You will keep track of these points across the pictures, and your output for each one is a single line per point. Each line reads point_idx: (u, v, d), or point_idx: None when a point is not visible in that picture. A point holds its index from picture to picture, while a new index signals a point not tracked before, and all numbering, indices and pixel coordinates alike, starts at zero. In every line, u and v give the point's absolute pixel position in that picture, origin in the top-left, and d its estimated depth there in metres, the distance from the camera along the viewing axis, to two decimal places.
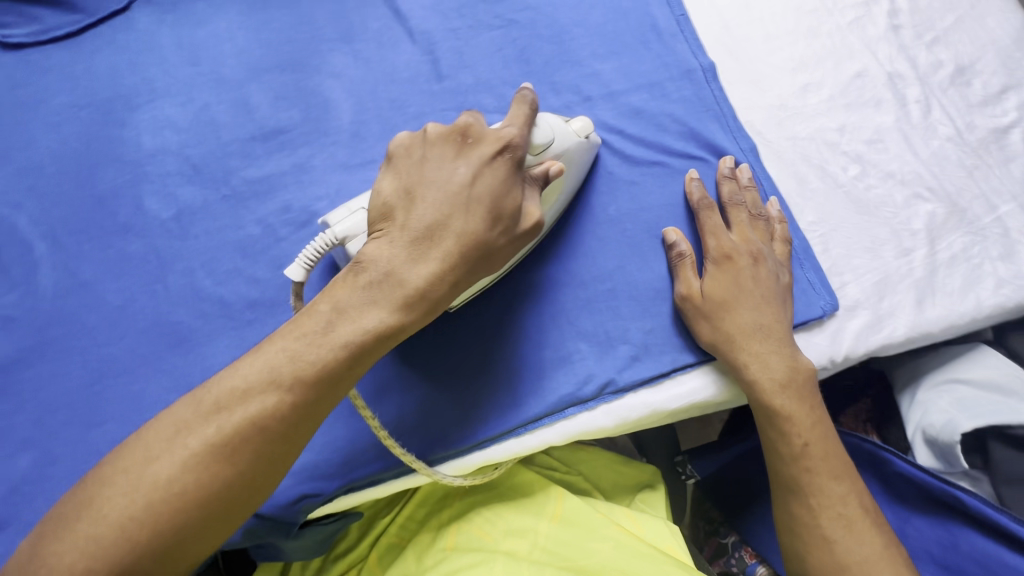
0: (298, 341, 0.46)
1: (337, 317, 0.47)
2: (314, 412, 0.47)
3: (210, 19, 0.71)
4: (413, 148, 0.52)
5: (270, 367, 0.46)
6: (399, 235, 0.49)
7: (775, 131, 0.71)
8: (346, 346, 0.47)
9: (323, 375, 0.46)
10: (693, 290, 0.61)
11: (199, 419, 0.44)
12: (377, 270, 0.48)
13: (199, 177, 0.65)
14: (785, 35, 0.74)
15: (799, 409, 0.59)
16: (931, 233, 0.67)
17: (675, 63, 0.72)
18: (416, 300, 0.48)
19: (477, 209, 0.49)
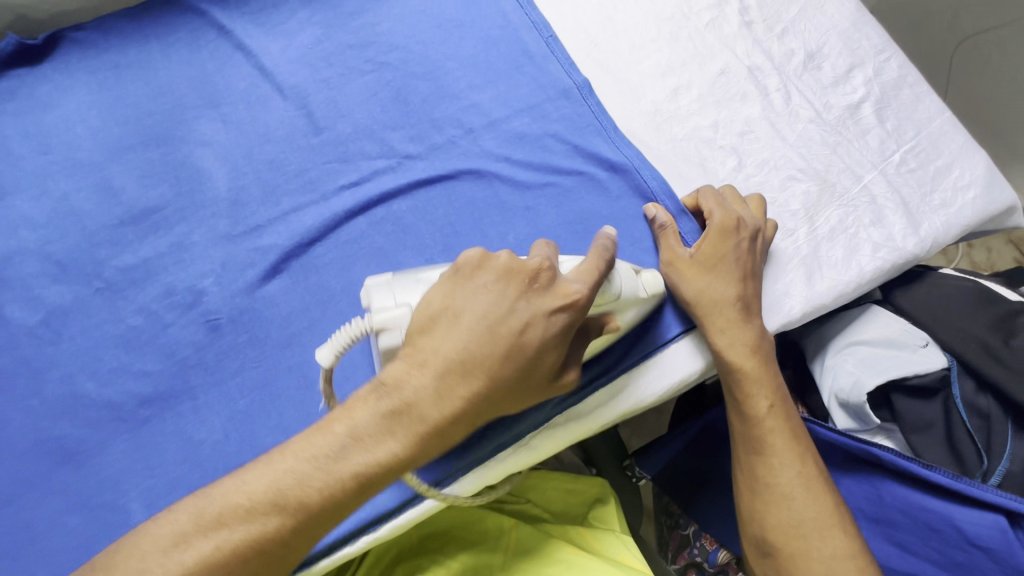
0: (308, 462, 0.44)
1: (353, 442, 0.45)
2: (312, 534, 0.45)
3: (58, 102, 0.66)
4: (477, 273, 0.48)
5: (274, 489, 0.44)
6: (431, 366, 0.46)
7: (655, 136, 0.73)
8: (355, 478, 0.45)
9: (328, 504, 0.44)
10: (681, 256, 0.64)
11: (197, 532, 0.43)
12: (399, 400, 0.45)
13: (66, 273, 0.60)
14: (650, 44, 0.77)
15: (763, 372, 0.61)
16: (808, 211, 0.71)
17: (551, 84, 0.73)
18: (430, 438, 0.46)
19: (516, 358, 0.46)
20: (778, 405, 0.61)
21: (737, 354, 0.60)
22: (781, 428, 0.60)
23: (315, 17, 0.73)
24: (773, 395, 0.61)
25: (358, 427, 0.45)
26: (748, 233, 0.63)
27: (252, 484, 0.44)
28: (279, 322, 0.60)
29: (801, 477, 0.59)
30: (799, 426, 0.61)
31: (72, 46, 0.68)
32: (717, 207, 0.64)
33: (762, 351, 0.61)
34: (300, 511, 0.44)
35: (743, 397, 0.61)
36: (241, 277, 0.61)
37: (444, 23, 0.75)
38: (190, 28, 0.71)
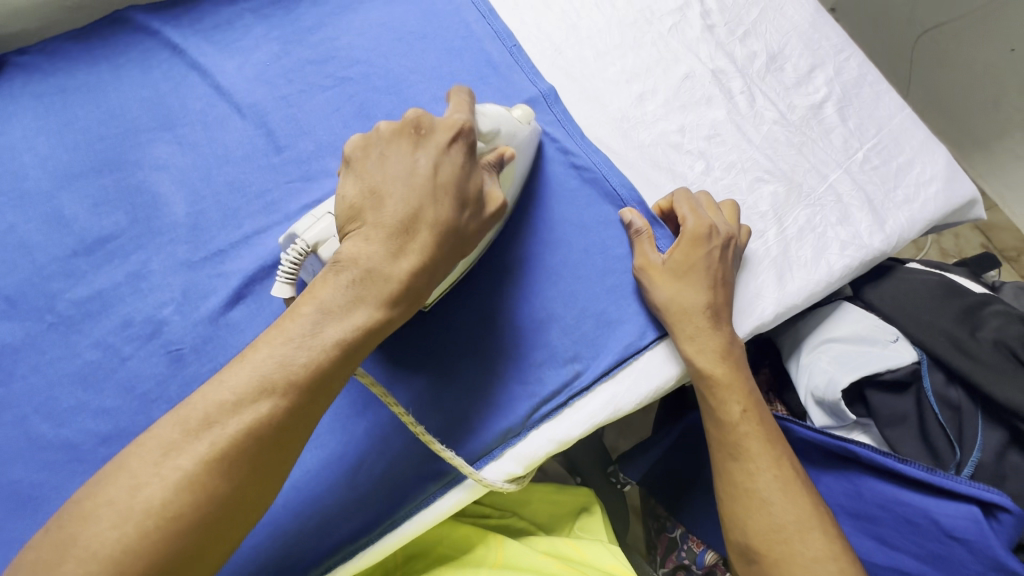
0: (285, 345, 0.43)
1: (325, 317, 0.44)
2: (307, 414, 0.43)
3: (2, 129, 0.63)
4: (367, 146, 0.49)
5: (259, 375, 0.42)
6: (374, 232, 0.46)
7: (623, 142, 0.73)
8: (338, 344, 0.44)
9: (316, 376, 0.43)
10: (654, 262, 0.64)
11: (188, 438, 0.40)
12: (357, 267, 0.45)
13: (17, 309, 0.57)
14: (614, 50, 0.77)
15: (734, 377, 0.61)
16: (777, 212, 0.72)
17: (516, 93, 0.73)
18: (404, 294, 0.46)
19: (442, 197, 0.47)
20: (751, 409, 0.61)
21: (708, 361, 0.61)
22: (755, 433, 0.60)
23: (272, 33, 0.71)
24: (745, 399, 0.61)
25: (327, 301, 0.44)
26: (721, 239, 0.63)
27: (235, 378, 0.41)
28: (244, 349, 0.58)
29: (780, 481, 0.59)
30: (774, 429, 0.62)
31: (15, 71, 0.65)
32: (689, 213, 0.64)
33: (730, 357, 0.62)
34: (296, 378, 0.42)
35: (719, 404, 0.61)
36: (203, 304, 0.59)
37: (406, 34, 0.74)
38: (140, 47, 0.68)
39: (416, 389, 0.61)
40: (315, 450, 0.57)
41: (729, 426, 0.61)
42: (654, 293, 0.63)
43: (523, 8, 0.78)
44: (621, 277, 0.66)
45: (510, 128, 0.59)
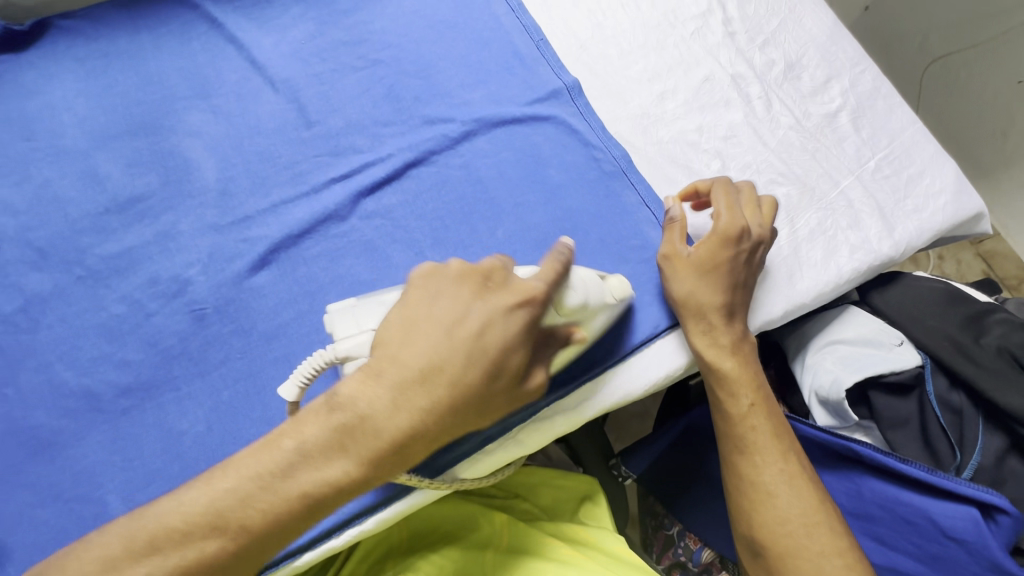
0: (250, 481, 0.41)
1: (301, 459, 0.41)
2: (256, 558, 0.42)
3: (43, 90, 0.65)
4: (429, 280, 0.46)
5: (215, 509, 0.41)
6: (388, 372, 0.42)
7: (642, 138, 0.75)
8: (304, 495, 0.41)
9: (274, 523, 0.41)
10: (679, 253, 0.65)
11: (129, 560, 0.40)
12: (350, 412, 0.42)
13: (47, 261, 0.58)
14: (637, 50, 0.80)
15: (741, 373, 0.62)
16: (788, 213, 0.74)
17: (541, 85, 0.75)
18: (391, 453, 0.42)
19: (479, 361, 0.43)
20: (761, 404, 0.62)
21: (716, 355, 0.62)
22: (765, 428, 0.61)
23: (308, 14, 0.73)
24: (754, 394, 0.62)
25: (306, 443, 0.41)
26: (750, 243, 0.64)
27: (189, 509, 0.41)
28: (265, 313, 0.59)
29: (785, 476, 0.60)
30: (783, 424, 0.63)
31: (58, 34, 0.67)
32: (725, 210, 0.64)
33: (737, 349, 0.63)
34: (259, 511, 0.41)
35: (727, 400, 0.62)
36: (228, 266, 0.60)
37: (438, 22, 0.76)
38: (180, 20, 0.70)
39: None
40: None
41: (735, 422, 0.62)
42: (671, 284, 0.64)
43: (551, 4, 0.80)
44: (634, 266, 0.68)
45: (598, 296, 0.58)
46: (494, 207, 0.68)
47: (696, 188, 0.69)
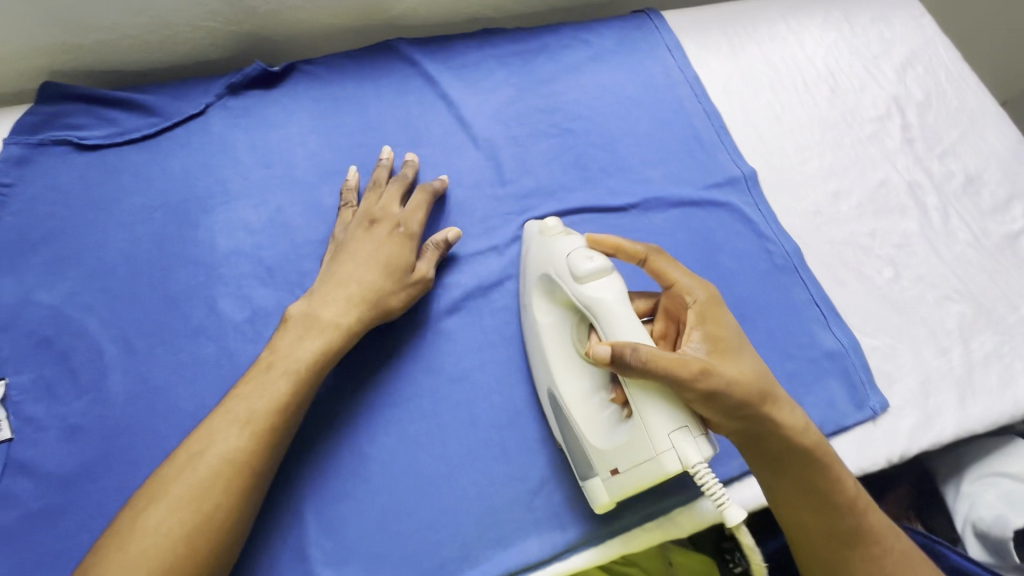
0: (250, 392, 0.55)
1: (277, 358, 0.57)
2: (264, 437, 0.53)
3: (282, 123, 0.73)
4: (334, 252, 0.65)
5: (238, 418, 0.53)
6: (329, 293, 0.61)
7: (814, 235, 0.76)
8: (291, 373, 0.56)
9: (278, 407, 0.54)
10: (684, 368, 0.48)
11: (174, 481, 0.50)
12: (301, 318, 0.59)
13: (273, 278, 0.65)
14: (813, 146, 0.81)
15: (843, 478, 0.55)
16: (963, 333, 0.72)
17: (719, 171, 0.77)
18: (337, 325, 0.59)
19: (338, 259, 0.64)
20: (823, 456, 0.54)
21: (825, 462, 0.54)
22: (825, 488, 0.54)
23: (511, 79, 0.80)
24: (812, 449, 0.53)
25: (279, 346, 0.58)
26: (693, 296, 0.54)
27: (260, 403, 0.54)
28: (453, 357, 0.64)
29: (881, 541, 0.55)
30: (846, 474, 0.55)
31: (301, 76, 0.76)
32: (679, 272, 0.56)
33: (779, 401, 0.52)
34: (281, 381, 0.55)
35: (790, 459, 0.53)
36: (425, 307, 0.66)
37: (625, 99, 0.81)
38: (402, 74, 0.78)
39: None
40: (500, 463, 0.60)
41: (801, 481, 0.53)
42: (698, 403, 0.49)
43: (731, 93, 0.84)
44: (800, 364, 0.68)
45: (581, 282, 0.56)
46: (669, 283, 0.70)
47: (619, 248, 0.58)
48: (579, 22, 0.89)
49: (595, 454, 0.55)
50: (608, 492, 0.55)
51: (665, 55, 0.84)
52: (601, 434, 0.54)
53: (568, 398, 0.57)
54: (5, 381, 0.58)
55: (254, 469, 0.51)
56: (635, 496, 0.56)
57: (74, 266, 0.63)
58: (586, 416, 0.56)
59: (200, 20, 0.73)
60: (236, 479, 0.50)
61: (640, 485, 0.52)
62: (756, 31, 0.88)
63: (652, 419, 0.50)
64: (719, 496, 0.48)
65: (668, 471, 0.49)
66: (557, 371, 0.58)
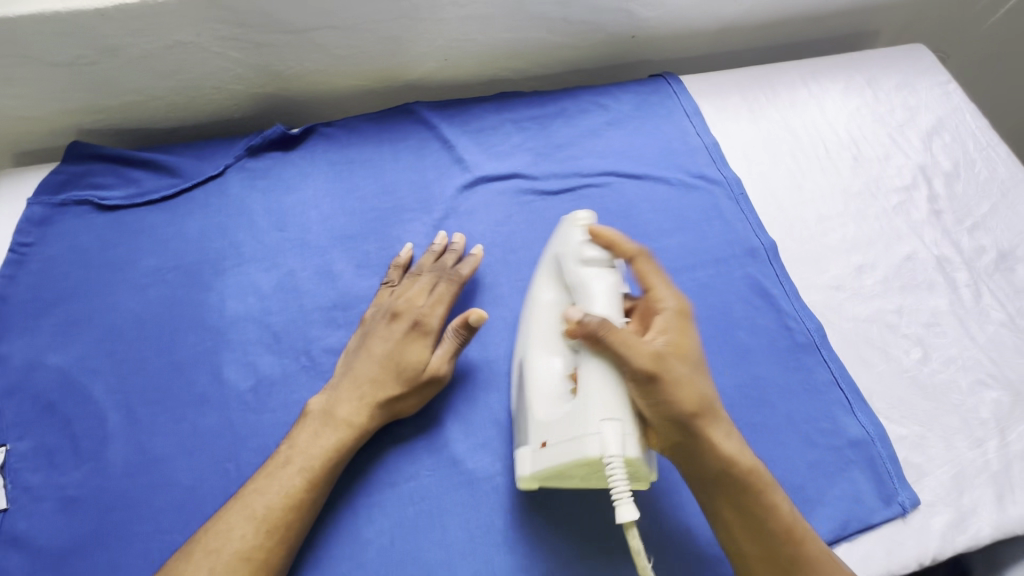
0: (268, 480, 0.54)
1: (291, 452, 0.56)
2: (286, 534, 0.52)
3: (299, 186, 0.74)
4: (354, 341, 0.63)
5: (255, 507, 0.52)
6: (337, 390, 0.59)
7: (837, 311, 0.73)
8: (308, 469, 0.55)
9: (298, 499, 0.53)
10: (637, 353, 0.50)
11: (194, 567, 0.49)
12: (317, 416, 0.58)
13: (280, 345, 0.65)
14: (836, 217, 0.79)
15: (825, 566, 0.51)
16: (999, 422, 0.67)
17: (739, 242, 0.76)
18: (348, 427, 0.57)
19: (352, 358, 0.61)
20: (760, 481, 0.52)
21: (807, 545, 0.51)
22: (772, 520, 0.51)
23: (526, 144, 0.80)
24: (739, 468, 0.52)
25: (294, 441, 0.56)
26: (670, 309, 0.55)
27: (274, 498, 0.53)
28: (456, 434, 0.62)
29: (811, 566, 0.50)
30: (780, 498, 0.52)
31: (320, 138, 0.78)
32: (658, 282, 0.56)
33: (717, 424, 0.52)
34: (300, 475, 0.54)
35: (721, 484, 0.52)
36: None
37: (642, 165, 0.80)
38: (419, 137, 0.79)
39: (608, 511, 0.59)
40: (503, 553, 0.56)
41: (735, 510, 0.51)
42: (650, 390, 0.50)
43: (751, 160, 0.82)
44: (823, 453, 0.64)
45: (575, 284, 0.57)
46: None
47: (614, 243, 0.57)
48: (598, 86, 0.89)
49: (535, 423, 0.55)
50: (533, 462, 0.54)
51: (684, 121, 0.84)
52: (548, 408, 0.54)
53: (539, 373, 0.57)
54: (6, 446, 0.57)
55: (273, 566, 0.51)
56: (559, 478, 0.54)
57: (86, 328, 0.64)
58: (540, 394, 0.55)
59: (224, 82, 0.75)
60: (257, 573, 0.50)
61: (561, 465, 0.51)
62: (776, 97, 0.87)
63: (595, 401, 0.49)
64: (619, 493, 0.47)
65: (588, 453, 0.49)
66: (536, 343, 0.59)
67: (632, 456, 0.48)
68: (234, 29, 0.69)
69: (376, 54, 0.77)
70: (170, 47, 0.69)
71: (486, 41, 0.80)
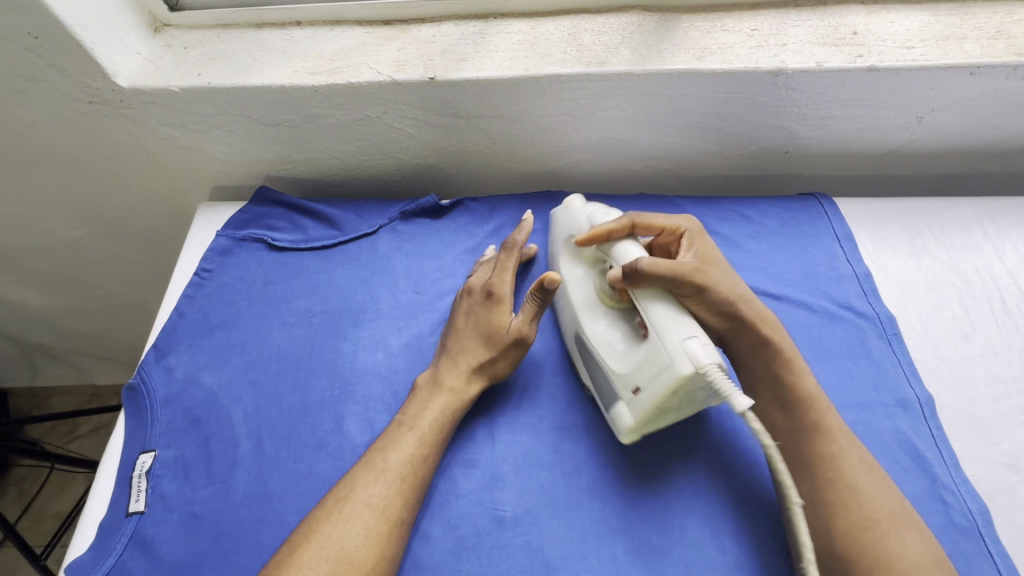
0: (385, 441, 0.61)
1: (404, 418, 0.63)
2: (405, 492, 0.57)
3: (440, 253, 0.79)
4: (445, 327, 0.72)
5: (379, 465, 0.58)
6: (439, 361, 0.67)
7: (1008, 495, 0.62)
8: (420, 428, 0.61)
9: (415, 458, 0.59)
10: (679, 272, 0.57)
11: (327, 515, 0.55)
12: (424, 382, 0.66)
13: (398, 406, 0.67)
14: (1011, 380, 0.69)
15: (861, 476, 0.55)
16: None
17: (888, 388, 0.68)
18: (450, 392, 0.64)
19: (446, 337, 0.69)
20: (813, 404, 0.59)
21: (846, 462, 0.56)
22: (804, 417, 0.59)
23: None
24: (796, 423, 0.58)
25: (405, 411, 0.64)
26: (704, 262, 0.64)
27: (393, 455, 0.59)
28: (554, 539, 0.59)
29: (852, 467, 0.56)
30: (806, 372, 0.61)
31: (464, 211, 0.83)
32: (689, 249, 0.66)
33: (751, 298, 0.62)
34: (414, 439, 0.61)
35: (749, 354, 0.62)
36: (536, 475, 0.63)
37: (782, 284, 0.77)
38: None
39: None
40: None
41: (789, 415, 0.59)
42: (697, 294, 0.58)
43: (909, 299, 0.75)
44: None
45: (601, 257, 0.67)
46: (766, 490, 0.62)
47: (610, 231, 0.65)
48: (740, 196, 0.89)
49: (619, 379, 0.59)
50: (632, 411, 0.58)
51: (834, 245, 0.80)
52: (619, 360, 0.59)
53: (597, 338, 0.62)
54: (154, 452, 0.64)
55: (393, 519, 0.56)
56: (659, 416, 0.58)
57: (239, 354, 0.71)
58: (610, 352, 0.60)
59: (393, 150, 0.83)
60: (379, 520, 0.55)
61: (660, 397, 0.55)
62: (943, 233, 0.81)
63: (660, 330, 0.55)
64: (726, 389, 0.50)
65: (682, 372, 0.52)
66: (583, 316, 0.65)
67: (721, 360, 0.52)
68: (415, 110, 0.77)
69: (532, 142, 0.82)
70: (359, 120, 0.78)
71: (637, 141, 0.83)
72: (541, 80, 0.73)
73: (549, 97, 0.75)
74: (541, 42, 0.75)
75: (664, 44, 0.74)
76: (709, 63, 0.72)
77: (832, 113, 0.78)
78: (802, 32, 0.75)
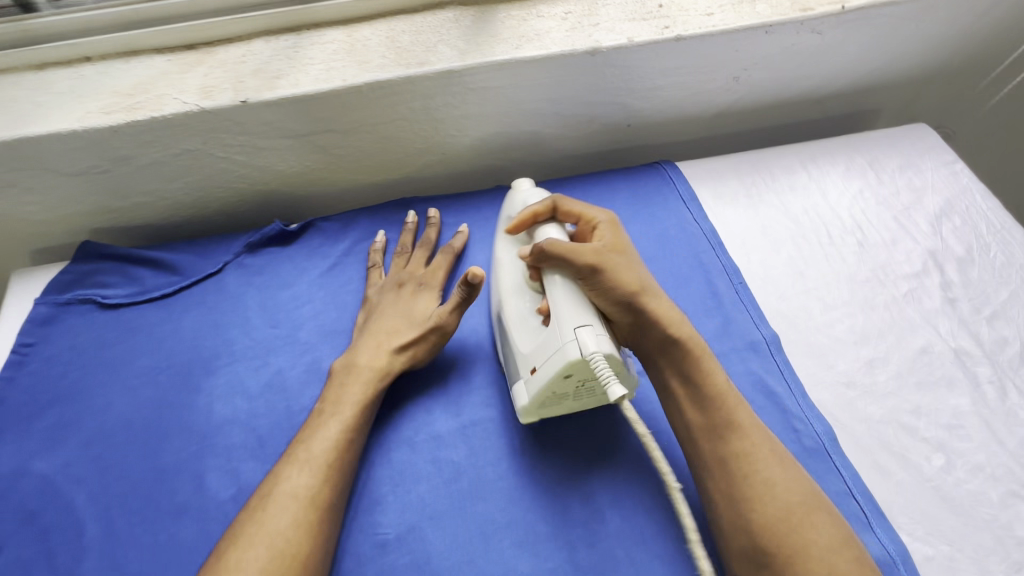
0: (310, 429, 0.60)
1: (323, 408, 0.62)
2: (333, 474, 0.57)
3: (294, 280, 0.75)
4: (365, 317, 0.70)
5: (303, 454, 0.58)
6: (364, 343, 0.67)
7: (848, 410, 0.68)
8: (343, 413, 0.61)
9: (340, 441, 0.59)
10: (579, 257, 0.59)
11: (252, 517, 0.54)
12: (345, 371, 0.65)
13: (263, 450, 0.63)
14: (842, 305, 0.76)
15: (773, 468, 0.54)
16: None
17: (739, 334, 0.73)
18: (370, 371, 0.64)
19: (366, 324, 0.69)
20: (732, 402, 0.57)
21: (758, 454, 0.54)
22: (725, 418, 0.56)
23: None
24: (712, 421, 0.56)
25: (325, 398, 0.63)
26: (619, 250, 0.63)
27: (315, 444, 0.59)
28: (440, 550, 0.58)
29: (762, 461, 0.54)
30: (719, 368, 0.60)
31: (317, 233, 0.80)
32: (607, 231, 0.65)
33: (655, 294, 0.61)
34: (337, 420, 0.60)
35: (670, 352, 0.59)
36: (414, 489, 0.62)
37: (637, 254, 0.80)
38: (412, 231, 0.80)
39: None
40: None
41: (706, 416, 0.57)
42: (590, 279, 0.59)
43: (749, 248, 0.81)
44: None
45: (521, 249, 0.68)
46: (639, 445, 0.64)
47: (536, 213, 0.66)
48: (593, 174, 0.91)
49: (523, 358, 0.60)
50: (527, 392, 0.59)
51: (680, 208, 0.84)
52: (527, 343, 0.61)
53: (513, 317, 0.64)
54: None
55: (322, 505, 0.55)
56: (554, 402, 0.60)
57: (77, 431, 0.64)
58: (519, 332, 0.62)
59: (227, 182, 0.78)
60: (307, 509, 0.54)
61: (550, 380, 0.56)
62: (775, 180, 0.87)
63: (565, 315, 0.56)
64: (607, 377, 0.52)
65: (569, 358, 0.54)
66: (505, 295, 0.66)
67: (609, 351, 0.54)
68: (239, 136, 0.72)
69: (374, 152, 0.80)
70: (178, 155, 0.72)
71: (481, 136, 0.82)
72: (363, 89, 0.71)
73: (376, 104, 0.73)
74: (359, 49, 0.73)
75: (483, 37, 0.75)
76: (527, 50, 0.73)
77: (656, 83, 0.82)
78: (612, 11, 0.78)
